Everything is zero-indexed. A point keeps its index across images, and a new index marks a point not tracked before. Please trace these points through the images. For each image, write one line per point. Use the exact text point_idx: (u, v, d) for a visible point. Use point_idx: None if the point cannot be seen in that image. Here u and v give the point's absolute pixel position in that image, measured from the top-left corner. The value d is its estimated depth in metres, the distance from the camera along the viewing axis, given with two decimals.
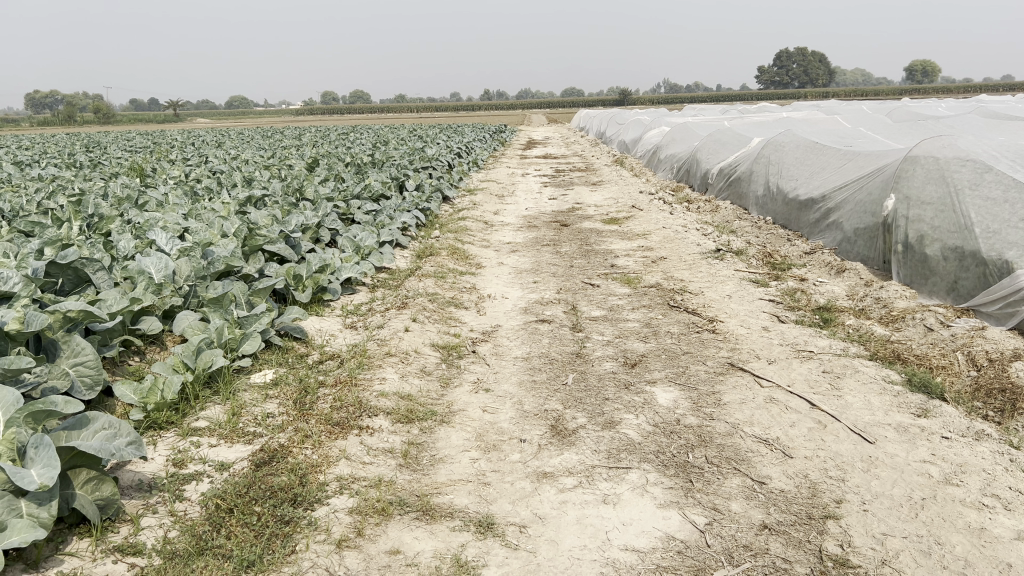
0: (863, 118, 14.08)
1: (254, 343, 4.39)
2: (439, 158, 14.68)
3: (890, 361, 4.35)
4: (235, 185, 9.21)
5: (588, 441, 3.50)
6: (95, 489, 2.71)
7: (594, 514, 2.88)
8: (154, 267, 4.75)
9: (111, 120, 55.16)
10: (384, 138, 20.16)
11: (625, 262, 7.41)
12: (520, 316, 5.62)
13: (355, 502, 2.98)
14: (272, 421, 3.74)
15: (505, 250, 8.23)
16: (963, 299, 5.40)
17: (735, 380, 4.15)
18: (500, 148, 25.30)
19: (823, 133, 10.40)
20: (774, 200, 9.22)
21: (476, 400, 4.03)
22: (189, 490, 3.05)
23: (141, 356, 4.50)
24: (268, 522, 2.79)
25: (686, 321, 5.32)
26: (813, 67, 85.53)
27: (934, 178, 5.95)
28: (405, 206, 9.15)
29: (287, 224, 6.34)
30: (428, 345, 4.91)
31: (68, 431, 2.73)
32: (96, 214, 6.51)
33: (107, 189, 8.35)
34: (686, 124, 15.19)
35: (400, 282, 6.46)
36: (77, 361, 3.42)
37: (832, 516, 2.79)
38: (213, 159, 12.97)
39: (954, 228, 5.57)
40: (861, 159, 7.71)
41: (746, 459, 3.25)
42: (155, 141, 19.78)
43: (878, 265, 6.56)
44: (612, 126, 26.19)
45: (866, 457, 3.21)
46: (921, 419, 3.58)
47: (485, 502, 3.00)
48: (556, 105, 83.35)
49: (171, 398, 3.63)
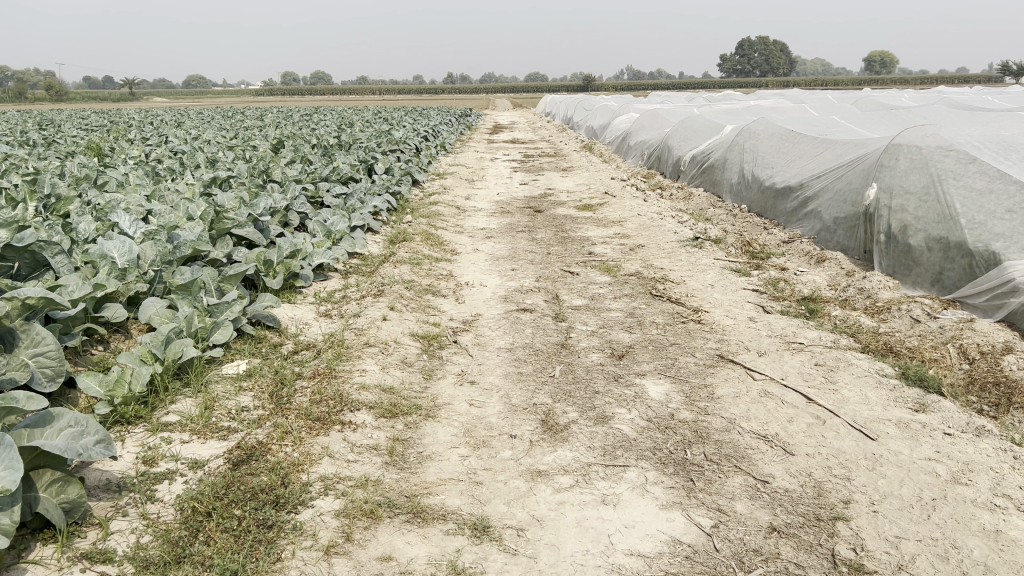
0: (831, 107, 14.09)
1: (225, 333, 4.18)
2: (407, 142, 14.44)
3: (882, 354, 4.27)
4: (199, 166, 8.92)
5: (582, 437, 3.37)
6: (60, 491, 2.52)
7: (595, 516, 2.75)
8: (118, 250, 4.54)
9: (64, 96, 53.72)
10: (349, 119, 19.80)
11: (603, 250, 7.29)
12: (500, 304, 5.46)
13: (342, 503, 2.81)
14: (248, 415, 3.55)
15: (479, 236, 8.06)
16: (947, 290, 5.37)
17: (726, 373, 4.05)
18: (467, 131, 25.05)
19: (797, 121, 10.37)
20: (749, 188, 9.16)
21: (462, 393, 3.87)
22: (162, 491, 2.86)
23: (105, 345, 4.26)
24: (250, 527, 2.61)
25: (671, 311, 5.21)
26: (774, 56, 85.96)
27: (917, 167, 5.90)
28: (376, 189, 8.94)
29: (256, 207, 6.10)
30: (407, 335, 4.73)
31: (31, 428, 2.58)
32: (53, 195, 6.23)
33: (64, 168, 8.02)
34: (656, 111, 15.10)
35: (373, 268, 6.27)
36: (38, 351, 3.24)
37: (841, 517, 2.69)
38: (175, 139, 12.63)
39: (939, 219, 5.53)
40: (838, 148, 7.67)
41: (746, 457, 3.14)
42: (110, 120, 19.27)
43: (859, 254, 6.50)
44: (579, 111, 26.06)
45: (870, 455, 3.12)
46: (919, 414, 3.51)
47: (479, 503, 2.85)
48: (522, 89, 83.03)
49: (139, 390, 3.42)
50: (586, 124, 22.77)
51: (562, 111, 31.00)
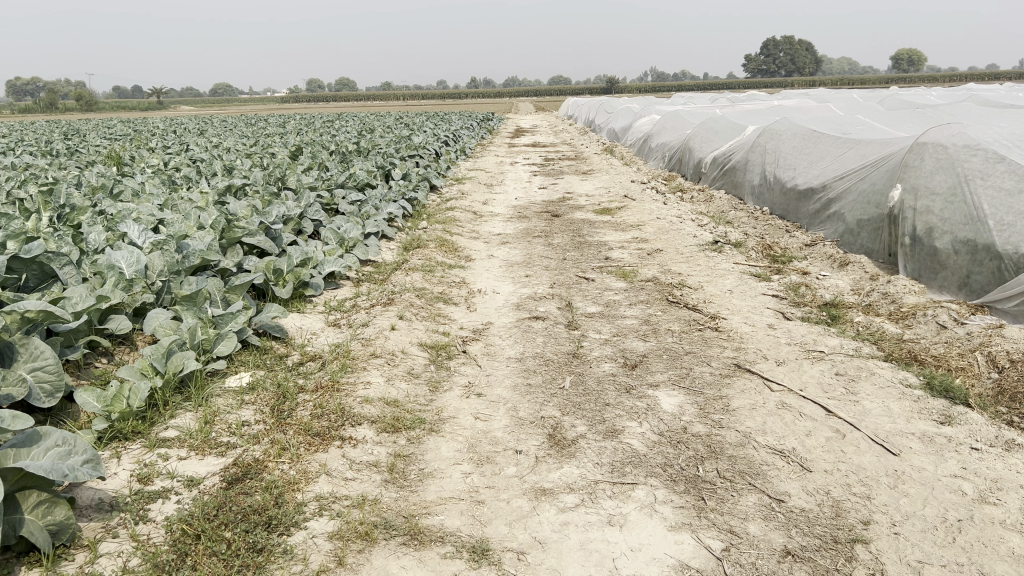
0: (855, 106, 13.83)
1: (230, 345, 4.10)
2: (427, 147, 14.36)
3: (906, 363, 4.11)
4: (216, 173, 8.90)
5: (590, 452, 3.24)
6: (46, 513, 2.45)
7: (600, 538, 2.62)
8: (126, 261, 4.49)
9: (93, 106, 54.58)
10: (369, 125, 19.78)
11: (620, 255, 7.15)
12: (513, 312, 5.34)
13: (337, 525, 2.71)
14: (247, 430, 3.46)
15: (495, 242, 7.95)
16: (975, 295, 5.18)
17: (742, 384, 3.90)
18: (488, 135, 24.97)
19: (820, 121, 10.16)
20: (771, 190, 8.99)
21: (468, 406, 3.76)
22: (154, 511, 2.77)
23: (109, 357, 4.20)
24: (239, 551, 2.51)
25: (687, 318, 5.07)
26: (799, 55, 85.34)
27: (943, 167, 5.71)
28: (392, 195, 8.87)
29: (267, 216, 6.03)
30: (415, 345, 4.63)
31: (18, 448, 2.46)
32: (67, 206, 6.22)
33: (81, 178, 8.02)
34: (678, 113, 14.93)
35: (385, 276, 6.19)
36: (35, 366, 3.18)
37: (860, 540, 2.55)
38: (196, 147, 12.68)
39: (965, 221, 5.34)
40: (861, 148, 7.47)
41: (761, 473, 3.00)
42: (133, 129, 19.37)
43: (883, 258, 6.31)
44: (601, 113, 25.88)
45: (892, 472, 2.97)
46: (945, 428, 3.35)
47: (480, 524, 2.73)
48: (545, 93, 82.95)
49: (138, 406, 3.34)
50: (607, 126, 22.59)
51: (584, 114, 30.85)
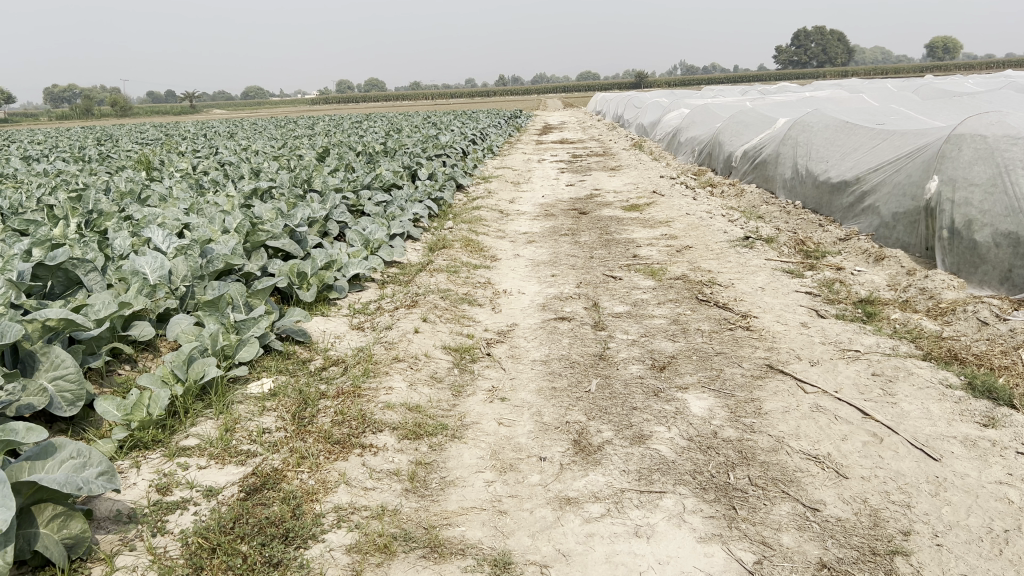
0: (892, 96, 13.52)
1: (252, 350, 4.03)
2: (454, 146, 14.29)
3: (946, 362, 3.95)
4: (242, 176, 8.90)
5: (616, 459, 3.14)
6: (62, 526, 2.39)
7: (626, 551, 2.53)
8: (149, 267, 4.44)
9: (128, 112, 55.24)
10: (397, 125, 19.77)
11: (648, 252, 7.02)
12: (538, 313, 5.25)
13: (354, 537, 2.64)
14: (268, 438, 3.40)
15: (521, 241, 7.85)
16: (1018, 289, 4.99)
17: (775, 385, 3.78)
18: (516, 133, 24.86)
19: (854, 112, 9.92)
20: (802, 183, 8.79)
21: (490, 411, 3.69)
22: (172, 522, 2.72)
23: (132, 364, 4.16)
24: (254, 566, 2.45)
25: (718, 318, 4.94)
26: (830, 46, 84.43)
27: (982, 157, 5.54)
28: (418, 196, 8.81)
29: (292, 218, 5.98)
30: (439, 348, 4.57)
31: (32, 461, 2.38)
32: (94, 211, 6.22)
33: (110, 183, 8.05)
34: (706, 106, 14.69)
35: (410, 278, 6.12)
36: (56, 375, 3.11)
37: (900, 551, 2.43)
38: (225, 150, 12.74)
39: (1007, 212, 5.16)
40: (897, 138, 7.27)
41: (795, 481, 2.88)
42: (165, 134, 19.66)
43: (920, 252, 6.12)
44: (629, 108, 25.64)
45: (933, 478, 2.85)
46: (988, 431, 3.21)
47: (502, 535, 2.65)
48: (573, 90, 82.69)
49: (158, 414, 3.28)
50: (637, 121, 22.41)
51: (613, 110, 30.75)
